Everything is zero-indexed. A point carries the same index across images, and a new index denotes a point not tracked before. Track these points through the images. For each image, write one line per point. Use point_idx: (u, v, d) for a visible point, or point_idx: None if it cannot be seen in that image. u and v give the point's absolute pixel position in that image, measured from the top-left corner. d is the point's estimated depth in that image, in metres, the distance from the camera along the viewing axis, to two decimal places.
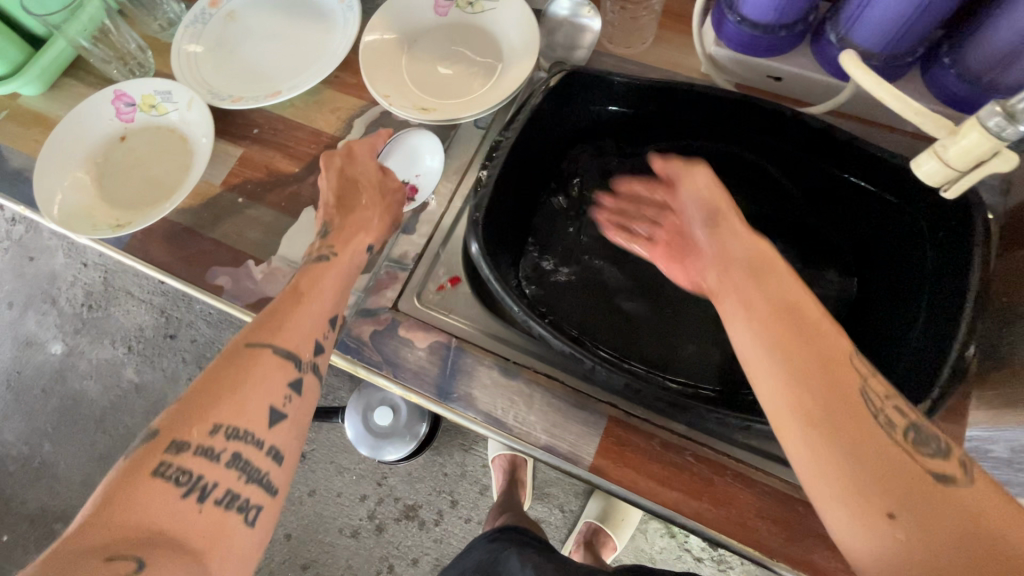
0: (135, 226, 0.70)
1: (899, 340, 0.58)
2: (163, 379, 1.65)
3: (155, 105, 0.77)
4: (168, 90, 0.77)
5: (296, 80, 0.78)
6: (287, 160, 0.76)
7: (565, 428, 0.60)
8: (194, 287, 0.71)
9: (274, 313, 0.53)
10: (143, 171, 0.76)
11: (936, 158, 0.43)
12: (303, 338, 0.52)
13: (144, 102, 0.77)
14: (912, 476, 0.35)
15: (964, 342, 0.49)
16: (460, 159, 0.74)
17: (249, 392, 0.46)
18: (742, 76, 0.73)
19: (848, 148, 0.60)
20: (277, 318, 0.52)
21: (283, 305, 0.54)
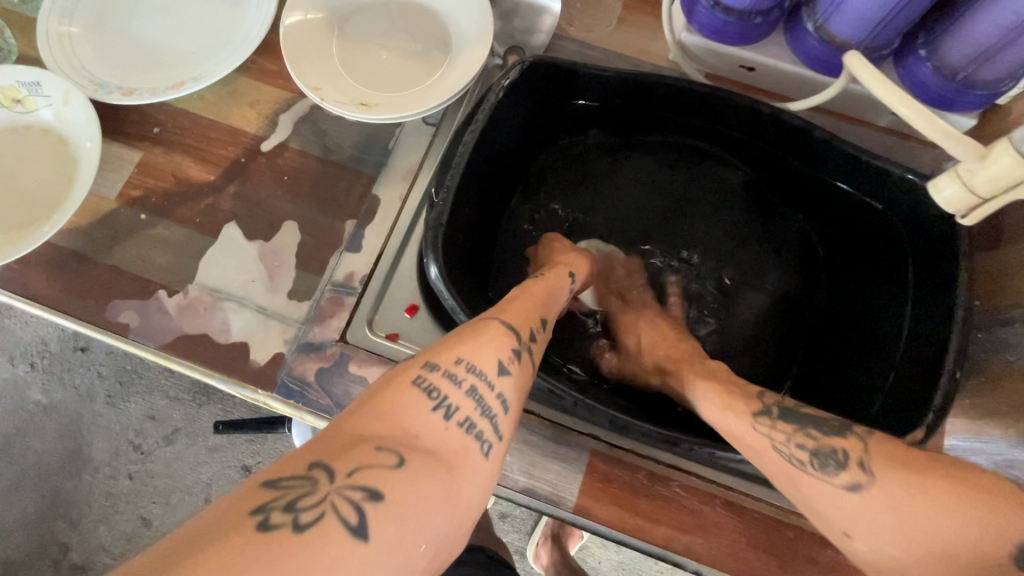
0: (6, 255, 0.57)
1: (881, 353, 0.58)
2: (75, 399, 1.46)
3: (20, 99, 0.63)
4: (35, 80, 0.62)
5: (202, 67, 0.65)
6: (199, 166, 0.64)
7: (544, 466, 0.54)
8: (90, 326, 0.58)
9: (386, 404, 0.40)
10: (12, 183, 0.62)
11: (960, 184, 0.41)
12: (423, 422, 0.40)
13: (5, 96, 0.62)
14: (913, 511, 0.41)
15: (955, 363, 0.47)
16: (408, 161, 0.64)
17: (389, 487, 0.35)
18: (714, 66, 0.67)
19: (828, 151, 0.57)
20: (384, 407, 0.40)
21: (394, 390, 0.41)
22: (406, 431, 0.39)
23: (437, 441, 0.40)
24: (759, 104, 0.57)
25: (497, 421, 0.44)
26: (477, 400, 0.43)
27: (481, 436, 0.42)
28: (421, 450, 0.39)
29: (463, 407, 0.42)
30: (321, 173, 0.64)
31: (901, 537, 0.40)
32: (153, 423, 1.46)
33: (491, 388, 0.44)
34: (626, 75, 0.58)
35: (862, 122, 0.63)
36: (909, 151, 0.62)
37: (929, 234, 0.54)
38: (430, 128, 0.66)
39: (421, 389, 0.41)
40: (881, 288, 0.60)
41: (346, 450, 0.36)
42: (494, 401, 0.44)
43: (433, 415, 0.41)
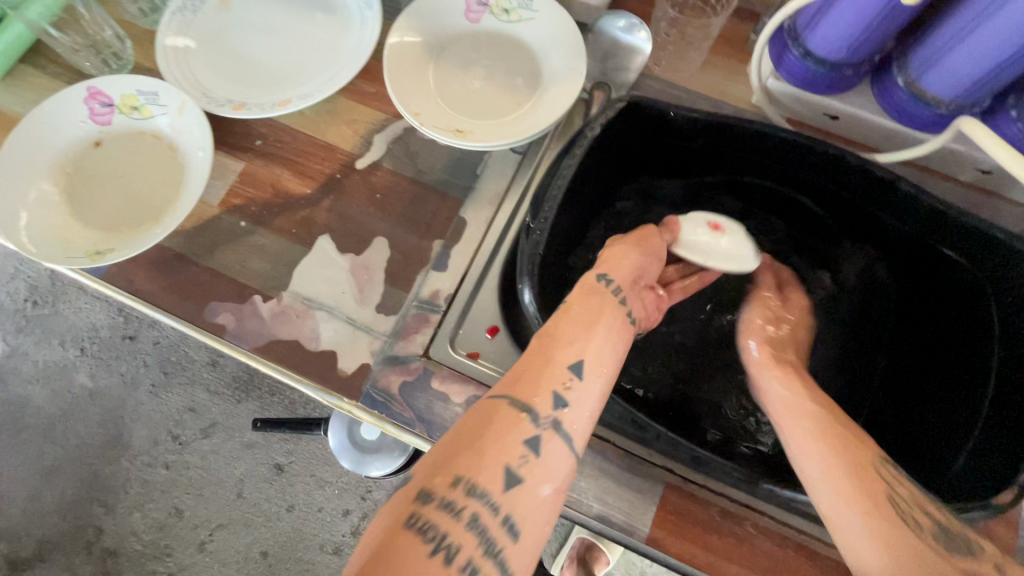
0: (120, 254, 0.60)
1: (961, 401, 0.58)
2: (121, 386, 1.51)
3: (137, 106, 0.67)
4: (154, 90, 0.66)
5: (306, 85, 0.68)
6: (297, 179, 0.67)
7: (618, 495, 0.55)
8: (188, 326, 0.61)
9: (396, 559, 0.38)
10: (124, 185, 0.65)
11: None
12: (432, 568, 0.39)
13: (124, 103, 0.67)
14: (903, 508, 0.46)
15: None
16: (495, 186, 0.67)
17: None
18: (796, 112, 0.69)
19: (913, 205, 0.58)
20: (391, 569, 0.38)
21: (398, 549, 0.39)
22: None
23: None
24: (847, 155, 0.58)
25: (507, 554, 0.42)
26: (478, 533, 0.41)
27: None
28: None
29: (463, 547, 0.40)
30: (411, 194, 0.67)
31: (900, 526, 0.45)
32: (193, 415, 1.49)
33: (497, 513, 0.42)
34: (715, 119, 0.60)
35: (944, 175, 0.64)
36: (990, 207, 0.63)
37: (1015, 296, 0.55)
38: (517, 157, 0.68)
39: (413, 528, 0.40)
40: (962, 337, 0.61)
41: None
42: (501, 533, 0.42)
43: (430, 559, 0.39)
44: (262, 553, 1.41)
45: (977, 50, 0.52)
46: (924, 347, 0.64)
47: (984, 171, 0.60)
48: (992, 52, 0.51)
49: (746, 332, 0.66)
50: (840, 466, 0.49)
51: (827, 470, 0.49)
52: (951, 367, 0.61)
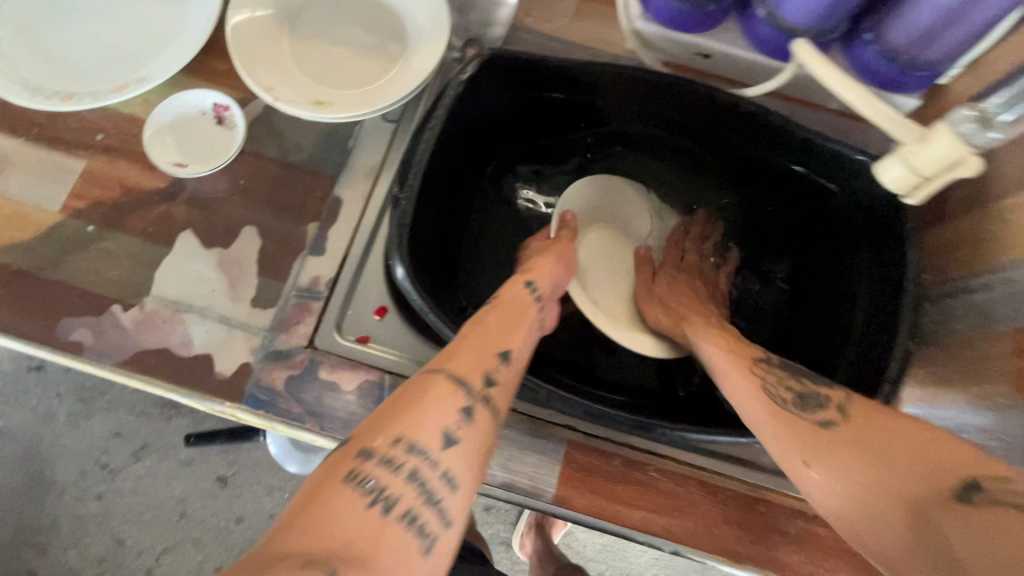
0: None
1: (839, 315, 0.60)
2: (35, 422, 1.18)
3: None
4: None
5: (144, 66, 0.61)
6: (147, 172, 0.61)
7: (522, 460, 0.55)
8: (42, 348, 0.55)
9: (389, 420, 0.44)
10: None
11: (903, 165, 0.43)
12: (434, 430, 0.44)
13: None
14: (855, 457, 0.44)
15: (905, 327, 0.51)
16: (370, 159, 0.63)
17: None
18: (672, 55, 0.67)
19: (781, 134, 0.58)
20: (391, 423, 0.43)
21: (397, 414, 0.44)
22: (347, 543, 0.38)
23: (445, 432, 0.44)
24: (714, 91, 0.58)
25: (447, 505, 0.42)
26: (417, 485, 0.42)
27: (415, 449, 0.42)
28: (439, 510, 0.42)
29: (404, 499, 0.41)
30: (279, 177, 0.62)
31: (849, 483, 0.43)
32: (121, 440, 1.18)
33: (470, 391, 0.46)
34: (584, 66, 0.59)
35: (814, 106, 0.65)
36: (861, 132, 0.64)
37: (875, 211, 0.57)
38: (390, 126, 0.64)
39: (352, 486, 0.40)
40: (835, 276, 0.62)
41: (322, 522, 0.38)
42: (438, 486, 0.42)
43: (369, 512, 0.39)
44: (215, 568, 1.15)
45: None
46: (801, 294, 0.66)
47: None
48: None
49: (643, 301, 0.65)
50: (767, 406, 0.50)
51: (829, 477, 0.44)
52: (826, 310, 0.62)
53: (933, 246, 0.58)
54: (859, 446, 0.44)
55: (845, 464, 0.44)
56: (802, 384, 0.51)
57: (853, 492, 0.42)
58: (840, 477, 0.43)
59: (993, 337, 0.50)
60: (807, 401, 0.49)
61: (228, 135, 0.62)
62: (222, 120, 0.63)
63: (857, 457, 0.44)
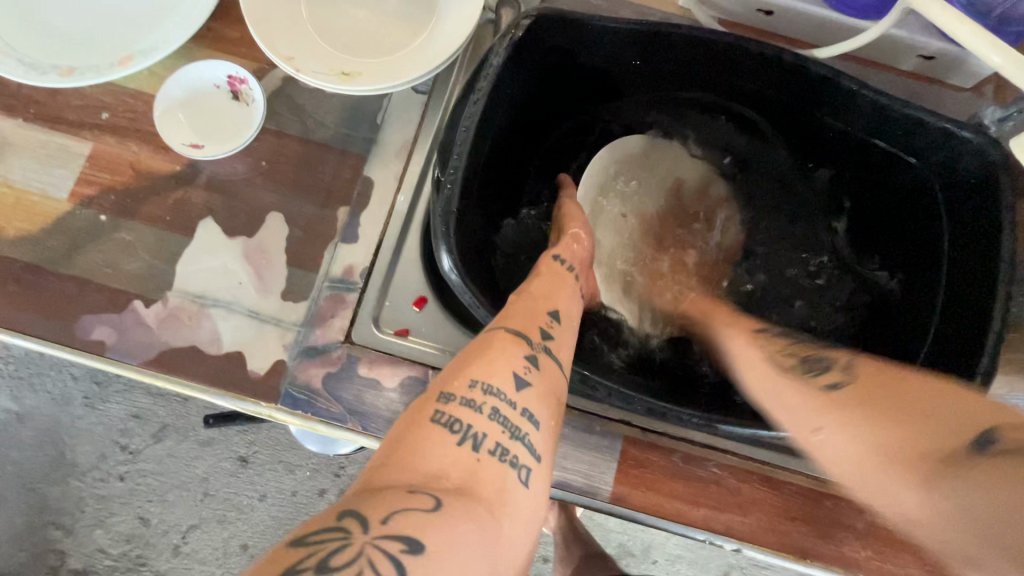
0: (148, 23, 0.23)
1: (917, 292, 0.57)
2: (51, 403, 1.14)
3: None
4: None
5: (150, 35, 0.55)
6: (159, 155, 0.56)
7: (576, 458, 0.52)
8: (62, 349, 0.51)
9: (464, 368, 0.42)
10: None
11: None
12: (507, 373, 0.41)
13: None
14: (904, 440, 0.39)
15: (1005, 295, 0.46)
16: (400, 136, 0.58)
17: (426, 533, 0.31)
18: (730, 11, 0.60)
19: (860, 101, 0.52)
20: (459, 372, 0.42)
21: (465, 362, 0.43)
22: (443, 477, 0.35)
23: (516, 377, 0.42)
24: (786, 53, 0.52)
25: (531, 441, 0.40)
26: (500, 422, 0.39)
27: (495, 391, 0.40)
28: (523, 441, 0.39)
29: (491, 434, 0.38)
30: (303, 157, 0.57)
31: (861, 458, 0.41)
32: (140, 421, 1.14)
33: (530, 343, 0.44)
34: (641, 26, 0.52)
35: (884, 66, 0.59)
36: (934, 97, 0.59)
37: (964, 188, 0.52)
38: (422, 98, 0.58)
39: (440, 425, 0.38)
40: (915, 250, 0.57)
41: (402, 476, 0.35)
42: (522, 420, 0.40)
43: (460, 450, 0.37)
44: (243, 545, 1.12)
45: None
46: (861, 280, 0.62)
47: (926, 58, 0.56)
48: None
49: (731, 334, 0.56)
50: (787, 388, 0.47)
51: (851, 443, 0.41)
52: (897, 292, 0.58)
53: None
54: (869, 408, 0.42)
55: (855, 423, 0.42)
56: (813, 353, 0.50)
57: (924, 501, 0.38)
58: (880, 434, 0.40)
59: None
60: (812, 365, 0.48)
61: (244, 110, 0.57)
62: (237, 95, 0.57)
63: (864, 429, 0.41)
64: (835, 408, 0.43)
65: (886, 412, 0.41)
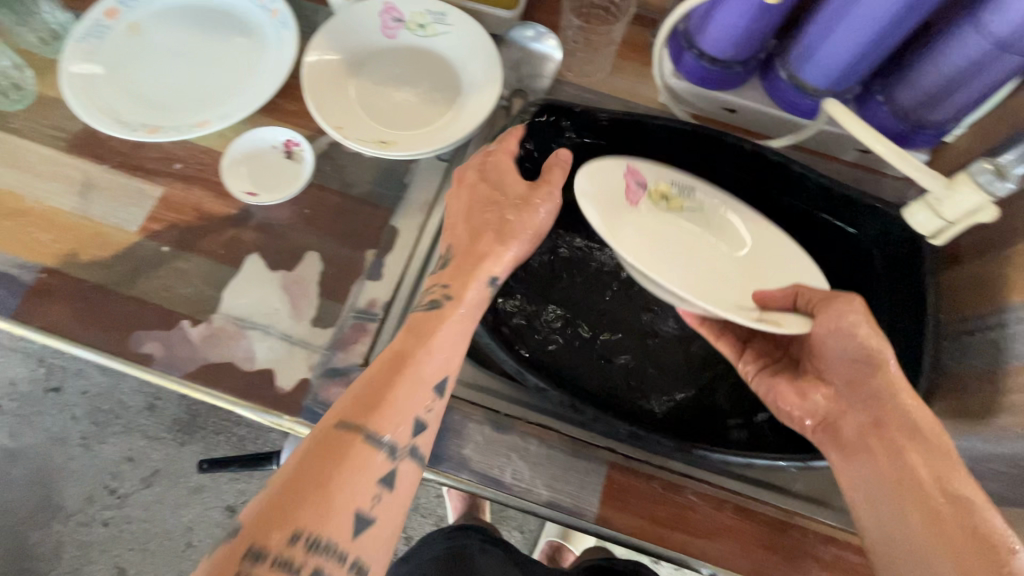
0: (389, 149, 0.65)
1: None
2: (47, 443, 1.19)
3: (423, 24, 0.71)
4: (441, 10, 0.70)
5: (225, 104, 0.68)
6: (220, 200, 0.66)
7: (565, 479, 0.57)
8: (114, 359, 0.59)
9: (315, 486, 0.41)
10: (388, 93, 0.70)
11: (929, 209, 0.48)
12: (340, 528, 0.40)
13: (412, 20, 0.70)
14: (928, 529, 0.44)
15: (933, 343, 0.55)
16: (424, 193, 0.68)
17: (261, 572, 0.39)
18: (699, 108, 0.75)
19: (804, 182, 0.64)
20: (289, 517, 0.39)
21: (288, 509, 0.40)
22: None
23: (359, 514, 0.42)
24: (739, 143, 0.64)
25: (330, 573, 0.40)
26: None
27: (338, 553, 0.40)
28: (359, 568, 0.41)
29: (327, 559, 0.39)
30: (339, 207, 0.67)
31: (888, 524, 0.46)
32: (131, 465, 1.18)
33: (395, 457, 0.45)
34: (626, 117, 0.65)
35: (829, 156, 0.71)
36: (873, 183, 0.70)
37: (896, 256, 0.62)
38: (443, 164, 0.70)
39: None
40: None
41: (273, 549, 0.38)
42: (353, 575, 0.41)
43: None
44: None
45: (842, 41, 0.59)
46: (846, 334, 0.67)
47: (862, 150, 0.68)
48: (854, 42, 0.58)
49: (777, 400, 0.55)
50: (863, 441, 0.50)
51: (884, 524, 0.47)
52: None
53: (945, 287, 0.62)
54: (888, 484, 0.47)
55: (884, 492, 0.47)
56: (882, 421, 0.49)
57: (900, 540, 0.45)
58: (884, 505, 0.47)
59: (1006, 372, 0.53)
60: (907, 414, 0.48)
61: (294, 167, 0.68)
62: (290, 154, 0.68)
63: (874, 501, 0.48)
64: (871, 470, 0.48)
65: (906, 482, 0.46)
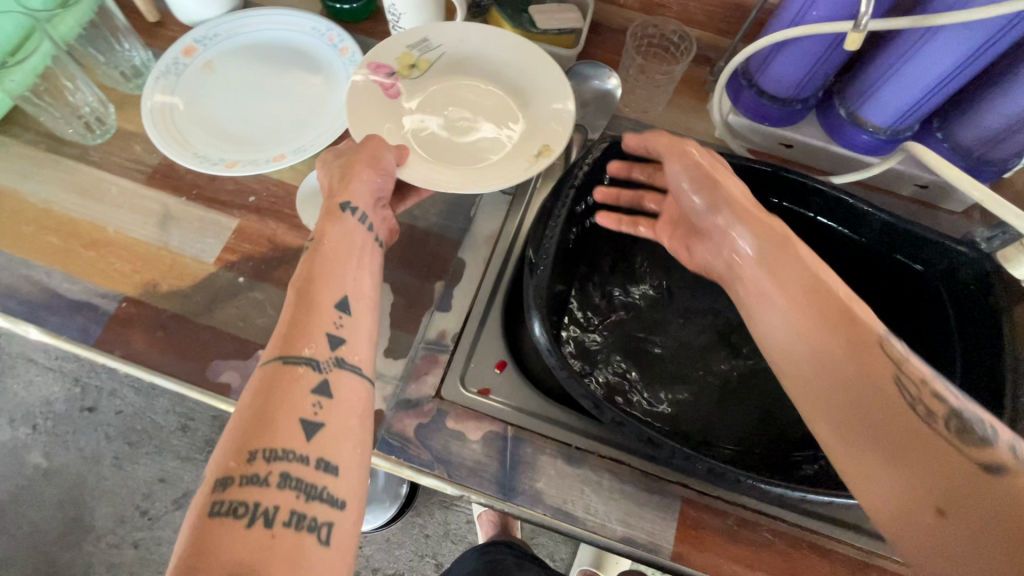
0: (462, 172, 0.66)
1: None
2: (81, 461, 1.19)
3: (415, 62, 0.71)
4: (424, 38, 0.71)
5: (298, 138, 0.70)
6: (293, 231, 0.68)
7: (639, 515, 0.57)
8: (192, 389, 0.60)
9: (295, 327, 0.50)
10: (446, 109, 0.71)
11: None
12: (294, 425, 0.44)
13: (404, 64, 0.70)
14: (928, 516, 0.36)
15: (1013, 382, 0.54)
16: (490, 226, 0.70)
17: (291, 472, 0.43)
18: (756, 143, 0.76)
19: (868, 219, 0.64)
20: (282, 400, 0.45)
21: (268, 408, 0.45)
22: (241, 564, 0.38)
23: (328, 336, 0.50)
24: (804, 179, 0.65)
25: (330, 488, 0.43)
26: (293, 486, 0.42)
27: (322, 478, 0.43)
28: (341, 364, 0.49)
29: (280, 505, 0.41)
30: (407, 239, 0.69)
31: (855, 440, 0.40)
32: (165, 485, 1.18)
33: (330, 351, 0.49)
34: None
35: (886, 191, 0.72)
36: (932, 218, 0.71)
37: (962, 294, 0.62)
38: (508, 198, 0.72)
39: (219, 515, 0.40)
40: None
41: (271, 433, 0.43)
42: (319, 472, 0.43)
43: (250, 531, 0.39)
44: None
45: (907, 83, 0.60)
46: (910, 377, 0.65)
47: (921, 186, 0.69)
48: (921, 82, 0.60)
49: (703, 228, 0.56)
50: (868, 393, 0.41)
51: (888, 477, 0.39)
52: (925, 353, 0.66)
53: None
54: (889, 477, 0.39)
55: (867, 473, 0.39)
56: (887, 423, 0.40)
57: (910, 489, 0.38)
58: (884, 477, 0.39)
59: None
60: (960, 425, 0.39)
61: None
62: None
63: (878, 480, 0.39)
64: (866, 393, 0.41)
65: (906, 464, 0.38)
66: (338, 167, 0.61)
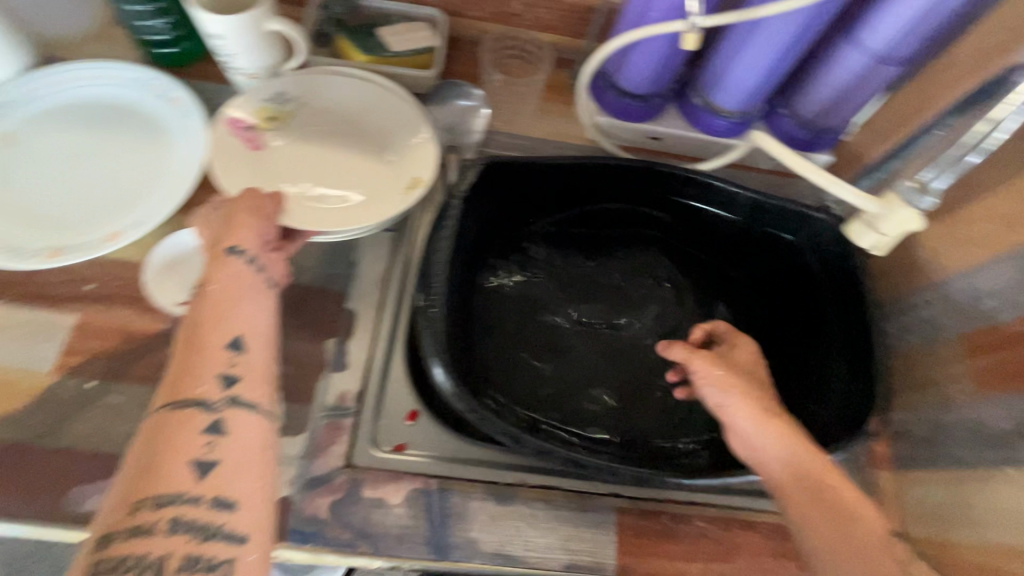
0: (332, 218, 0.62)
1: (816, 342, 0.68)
2: None
3: (272, 113, 0.67)
4: (278, 90, 0.68)
5: (133, 209, 0.62)
6: (147, 316, 0.59)
7: (579, 538, 0.56)
8: (48, 528, 0.50)
9: (181, 374, 0.43)
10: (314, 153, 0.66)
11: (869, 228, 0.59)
12: (183, 473, 0.38)
13: (260, 115, 0.67)
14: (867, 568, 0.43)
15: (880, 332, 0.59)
16: (375, 269, 0.65)
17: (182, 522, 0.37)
18: (626, 140, 0.77)
19: (737, 200, 0.68)
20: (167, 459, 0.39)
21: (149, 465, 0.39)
22: None
23: (220, 376, 0.43)
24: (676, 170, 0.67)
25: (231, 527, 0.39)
26: (186, 530, 0.36)
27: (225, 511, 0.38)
28: (236, 402, 0.43)
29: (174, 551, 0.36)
30: (285, 299, 0.63)
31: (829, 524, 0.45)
32: None
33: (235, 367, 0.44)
34: (571, 161, 0.65)
35: (748, 168, 0.76)
36: (791, 187, 0.76)
37: (829, 256, 0.67)
38: (389, 235, 0.67)
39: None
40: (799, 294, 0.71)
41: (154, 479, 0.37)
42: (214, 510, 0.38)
43: None
44: None
45: (747, 68, 0.64)
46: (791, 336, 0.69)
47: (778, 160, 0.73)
48: (758, 67, 0.63)
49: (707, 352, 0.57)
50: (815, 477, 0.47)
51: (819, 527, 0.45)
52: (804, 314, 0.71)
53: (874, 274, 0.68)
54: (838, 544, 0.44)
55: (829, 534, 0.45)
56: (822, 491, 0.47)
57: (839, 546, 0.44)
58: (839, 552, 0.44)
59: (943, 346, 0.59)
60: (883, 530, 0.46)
61: None
62: None
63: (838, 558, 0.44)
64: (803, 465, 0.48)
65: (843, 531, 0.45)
66: (219, 218, 0.53)
